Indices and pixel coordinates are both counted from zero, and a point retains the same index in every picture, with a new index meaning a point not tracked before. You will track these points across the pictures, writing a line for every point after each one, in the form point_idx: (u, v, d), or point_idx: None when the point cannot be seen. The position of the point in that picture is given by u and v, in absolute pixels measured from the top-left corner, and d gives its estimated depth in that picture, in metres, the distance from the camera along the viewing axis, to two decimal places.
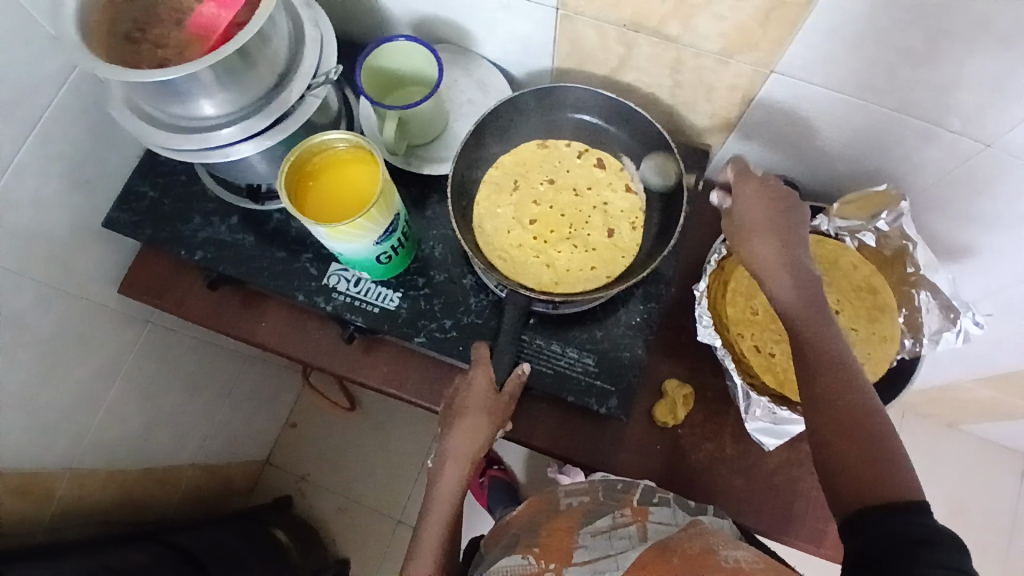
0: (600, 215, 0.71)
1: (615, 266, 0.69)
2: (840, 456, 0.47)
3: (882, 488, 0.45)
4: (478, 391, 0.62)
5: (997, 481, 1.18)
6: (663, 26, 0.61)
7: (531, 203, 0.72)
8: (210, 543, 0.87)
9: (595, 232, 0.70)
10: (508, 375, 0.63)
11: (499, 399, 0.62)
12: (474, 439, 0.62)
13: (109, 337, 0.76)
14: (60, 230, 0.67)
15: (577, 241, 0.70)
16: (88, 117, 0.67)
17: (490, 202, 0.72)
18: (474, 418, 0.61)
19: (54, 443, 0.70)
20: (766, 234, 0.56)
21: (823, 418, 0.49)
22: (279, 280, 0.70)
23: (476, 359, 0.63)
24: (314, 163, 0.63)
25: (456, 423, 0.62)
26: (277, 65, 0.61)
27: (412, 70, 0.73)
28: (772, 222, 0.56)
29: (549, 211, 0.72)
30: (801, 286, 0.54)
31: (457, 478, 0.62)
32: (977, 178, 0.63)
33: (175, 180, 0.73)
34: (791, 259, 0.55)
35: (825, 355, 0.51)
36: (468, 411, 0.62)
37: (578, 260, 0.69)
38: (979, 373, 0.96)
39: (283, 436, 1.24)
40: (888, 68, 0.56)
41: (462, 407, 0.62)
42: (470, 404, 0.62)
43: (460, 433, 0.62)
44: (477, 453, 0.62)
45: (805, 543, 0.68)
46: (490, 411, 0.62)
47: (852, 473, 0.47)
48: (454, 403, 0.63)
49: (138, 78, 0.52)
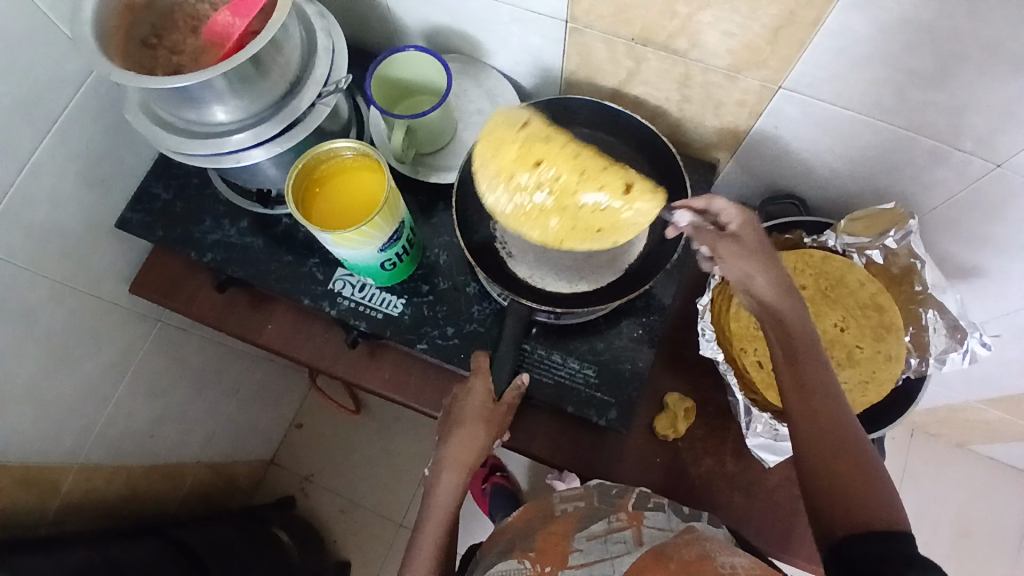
0: (616, 170, 0.60)
1: (619, 231, 0.62)
2: (832, 483, 0.47)
3: (870, 512, 0.45)
4: (476, 401, 0.63)
5: (1005, 504, 1.15)
6: (671, 41, 0.61)
7: (540, 143, 0.59)
8: (212, 540, 0.88)
9: (611, 186, 0.59)
10: (509, 384, 0.64)
11: (497, 409, 0.63)
12: (471, 448, 0.62)
13: (119, 334, 0.77)
14: (73, 229, 0.69)
15: (587, 196, 0.59)
16: (105, 118, 0.69)
17: (494, 141, 0.61)
18: (472, 429, 0.62)
19: (61, 437, 0.72)
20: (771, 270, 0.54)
21: (811, 440, 0.49)
22: (286, 283, 0.71)
23: (475, 370, 0.64)
24: (323, 170, 0.64)
25: (453, 432, 0.63)
26: (290, 73, 0.62)
27: (422, 79, 0.73)
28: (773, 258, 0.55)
29: (561, 150, 0.59)
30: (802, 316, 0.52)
31: (454, 487, 0.62)
32: (987, 200, 0.63)
33: (188, 183, 0.74)
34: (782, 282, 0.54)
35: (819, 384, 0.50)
36: (466, 421, 0.62)
37: (585, 221, 0.60)
38: (988, 396, 0.94)
39: (289, 436, 1.25)
40: (897, 87, 0.56)
41: (459, 417, 0.63)
42: (468, 413, 0.62)
43: (458, 442, 0.63)
44: (474, 461, 0.63)
45: (807, 563, 0.67)
46: (488, 422, 0.62)
47: (838, 499, 0.47)
48: (453, 412, 0.63)
49: (153, 85, 0.53)
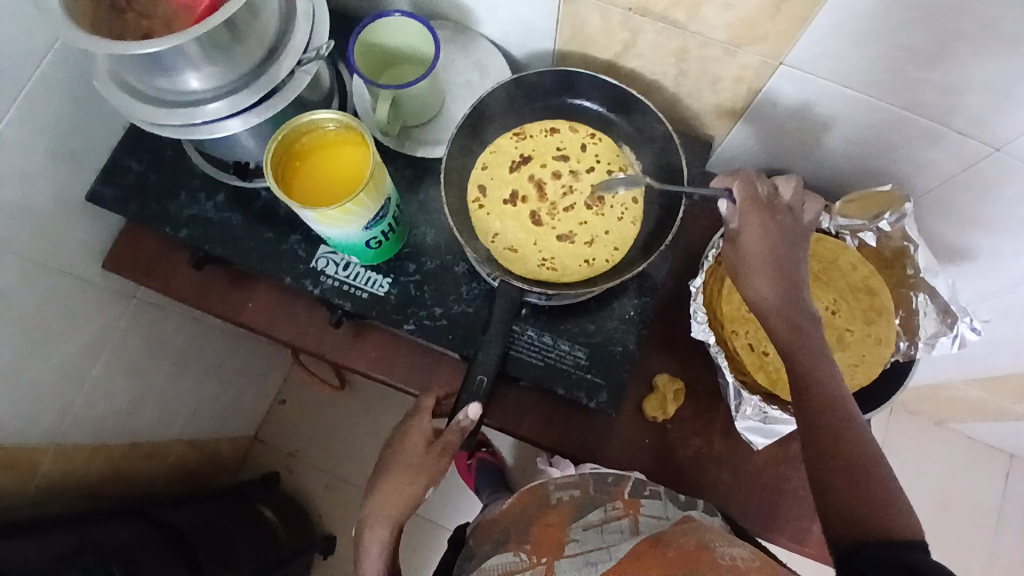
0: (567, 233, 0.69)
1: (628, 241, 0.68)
2: (836, 489, 0.47)
3: (876, 519, 0.44)
4: (410, 446, 0.62)
5: (981, 478, 1.18)
6: (669, 13, 0.58)
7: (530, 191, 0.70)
8: (195, 520, 0.86)
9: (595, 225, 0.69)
10: (485, 387, 0.60)
11: (427, 456, 0.61)
12: (395, 502, 0.61)
13: (95, 313, 0.74)
14: (43, 205, 0.65)
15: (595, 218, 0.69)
16: (73, 86, 0.65)
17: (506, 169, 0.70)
18: (401, 477, 0.61)
19: (39, 419, 0.69)
20: (768, 276, 0.55)
21: (816, 447, 0.49)
22: (266, 261, 0.69)
23: (418, 409, 0.64)
24: (303, 142, 0.61)
25: (382, 483, 0.62)
26: (267, 39, 0.59)
27: (408, 48, 0.70)
28: (772, 265, 0.55)
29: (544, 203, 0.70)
30: (791, 320, 0.54)
31: (380, 547, 0.62)
32: (982, 183, 0.62)
33: (162, 155, 0.71)
34: (783, 278, 0.55)
35: (819, 390, 0.50)
36: (396, 469, 0.62)
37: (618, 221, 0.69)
38: (971, 375, 0.95)
39: (272, 412, 1.24)
40: (896, 65, 0.54)
41: (393, 464, 0.62)
42: (397, 463, 0.62)
43: (382, 499, 0.62)
44: (399, 518, 0.62)
45: (791, 541, 0.68)
46: (417, 468, 0.61)
47: (845, 508, 0.46)
48: (390, 457, 0.63)
49: (120, 52, 0.50)
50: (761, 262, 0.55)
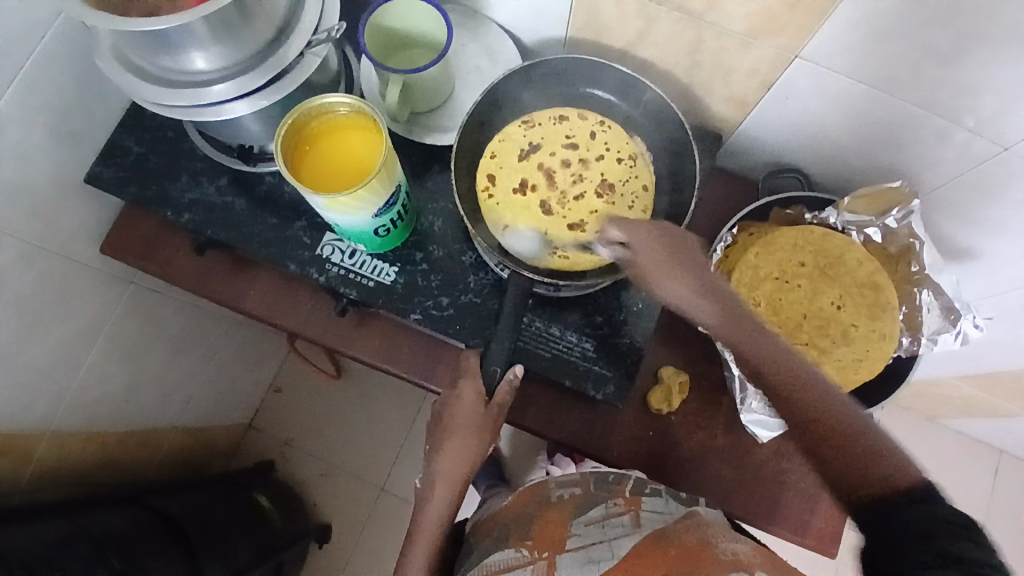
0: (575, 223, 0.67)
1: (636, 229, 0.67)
2: (845, 471, 0.45)
3: (887, 481, 0.43)
4: (467, 407, 0.61)
5: (968, 474, 1.21)
6: (687, 2, 0.57)
7: (535, 182, 0.68)
8: (191, 509, 0.85)
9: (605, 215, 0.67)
10: (500, 378, 0.60)
11: (488, 412, 0.61)
12: (462, 457, 0.62)
13: (92, 296, 0.73)
14: (41, 185, 0.63)
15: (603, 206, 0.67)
16: (73, 63, 0.62)
17: (510, 157, 0.69)
18: (464, 436, 0.61)
19: (33, 404, 0.68)
20: (675, 276, 0.52)
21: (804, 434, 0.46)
22: (271, 247, 0.67)
23: (466, 369, 0.61)
24: (312, 127, 0.60)
25: (444, 442, 0.62)
26: (276, 19, 0.57)
27: (418, 31, 0.69)
28: (677, 265, 0.52)
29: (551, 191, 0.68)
30: (727, 315, 0.50)
31: (446, 501, 0.61)
32: (990, 183, 0.62)
33: (163, 136, 0.69)
34: (688, 272, 0.52)
35: (783, 374, 0.47)
36: (456, 429, 0.61)
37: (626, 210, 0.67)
38: (966, 373, 0.97)
39: (266, 400, 1.23)
40: (911, 64, 0.54)
41: (452, 424, 0.61)
42: (459, 421, 0.61)
43: (449, 453, 0.62)
44: (467, 474, 0.62)
45: (791, 533, 0.69)
46: (480, 428, 0.61)
47: (856, 483, 0.44)
48: (445, 418, 0.62)
49: (127, 27, 0.48)
50: (659, 267, 0.53)
